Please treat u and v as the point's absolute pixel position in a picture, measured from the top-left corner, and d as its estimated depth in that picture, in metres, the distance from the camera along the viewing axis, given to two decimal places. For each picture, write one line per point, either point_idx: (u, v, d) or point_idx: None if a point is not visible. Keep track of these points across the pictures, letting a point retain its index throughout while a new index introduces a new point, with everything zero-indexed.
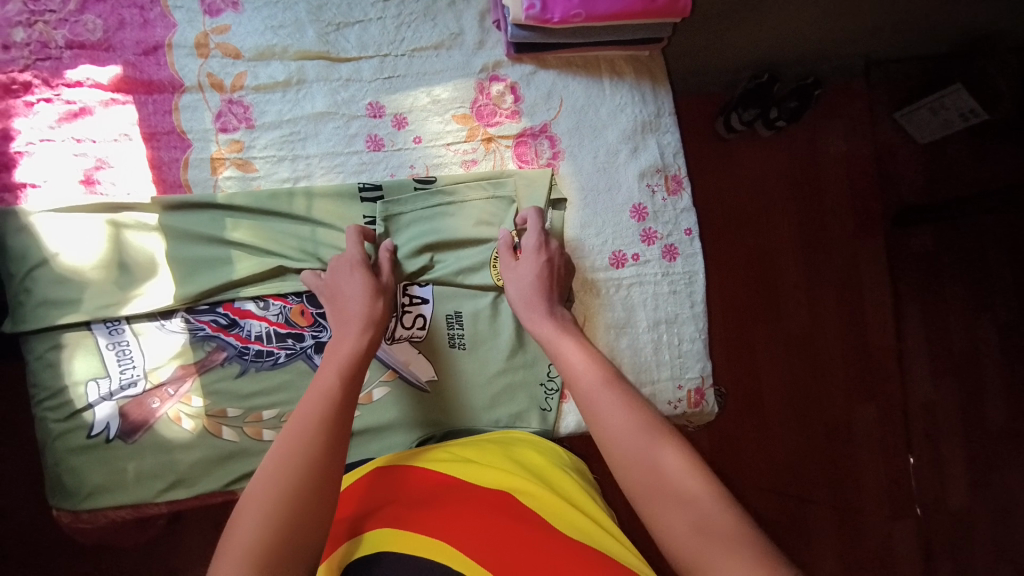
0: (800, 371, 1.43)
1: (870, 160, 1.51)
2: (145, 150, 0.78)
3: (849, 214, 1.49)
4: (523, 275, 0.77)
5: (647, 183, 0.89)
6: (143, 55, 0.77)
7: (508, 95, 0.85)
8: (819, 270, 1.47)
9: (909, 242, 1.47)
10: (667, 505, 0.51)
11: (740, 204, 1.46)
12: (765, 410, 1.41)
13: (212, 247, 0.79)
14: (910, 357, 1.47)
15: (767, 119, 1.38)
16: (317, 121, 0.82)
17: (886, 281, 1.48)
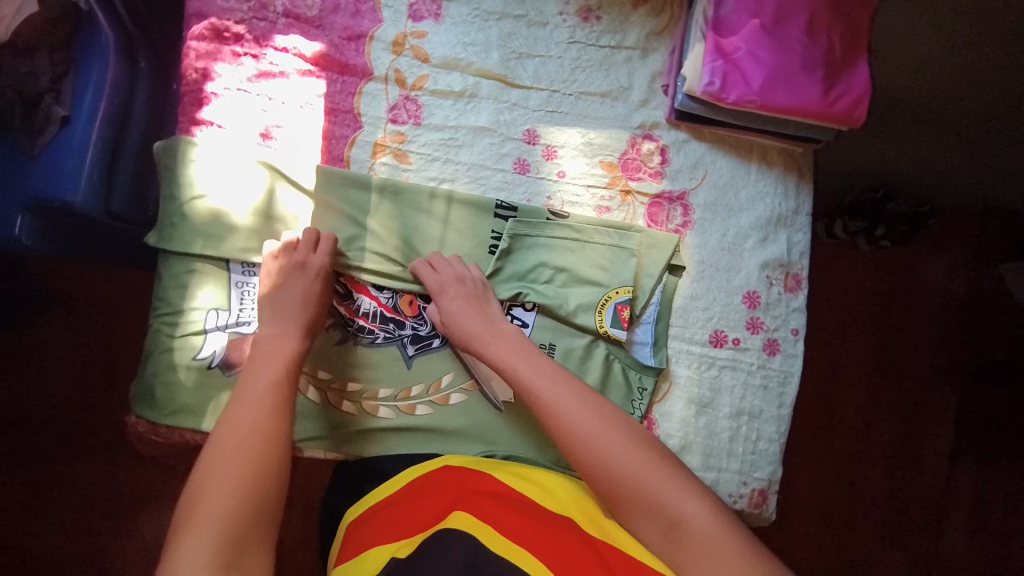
0: (843, 499, 1.35)
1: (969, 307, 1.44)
2: (323, 122, 0.84)
3: (933, 355, 1.42)
4: (451, 308, 0.80)
5: (768, 275, 0.89)
6: (346, 40, 0.85)
7: (657, 156, 0.88)
8: (887, 402, 1.40)
9: (989, 402, 1.40)
10: (639, 512, 0.65)
11: (824, 313, 1.42)
12: (798, 528, 1.33)
13: (351, 221, 0.84)
14: (962, 523, 1.36)
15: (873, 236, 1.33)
16: (476, 134, 0.86)
17: (956, 437, 1.40)
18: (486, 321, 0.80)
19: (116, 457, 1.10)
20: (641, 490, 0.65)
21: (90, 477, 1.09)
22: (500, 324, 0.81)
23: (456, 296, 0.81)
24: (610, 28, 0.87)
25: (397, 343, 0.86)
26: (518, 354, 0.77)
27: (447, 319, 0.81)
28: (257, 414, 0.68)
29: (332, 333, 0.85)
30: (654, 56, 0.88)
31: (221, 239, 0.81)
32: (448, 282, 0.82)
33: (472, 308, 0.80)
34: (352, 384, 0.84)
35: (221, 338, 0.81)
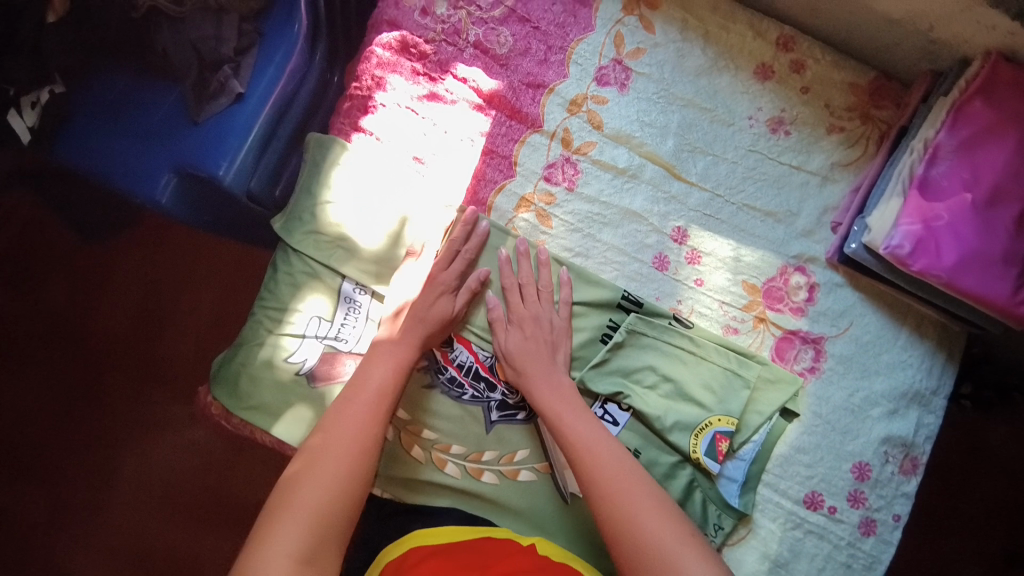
0: None
1: None
2: (477, 161, 0.81)
3: None
4: (512, 346, 0.76)
5: (886, 451, 0.82)
6: (525, 86, 0.81)
7: (803, 292, 0.82)
8: None
9: None
10: None
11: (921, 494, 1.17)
12: None
13: (472, 269, 0.80)
14: None
15: None
16: (626, 216, 0.82)
17: None
18: (546, 371, 0.75)
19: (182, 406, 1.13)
20: None
21: (155, 420, 1.13)
22: (557, 374, 0.75)
23: (522, 339, 0.76)
24: (798, 146, 0.81)
25: (483, 404, 0.82)
26: (573, 412, 0.71)
27: (509, 353, 0.76)
28: (373, 399, 0.66)
29: (425, 375, 0.82)
30: (834, 187, 0.81)
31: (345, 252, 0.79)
32: (526, 320, 0.77)
33: (535, 347, 0.76)
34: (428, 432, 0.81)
35: (315, 349, 0.78)
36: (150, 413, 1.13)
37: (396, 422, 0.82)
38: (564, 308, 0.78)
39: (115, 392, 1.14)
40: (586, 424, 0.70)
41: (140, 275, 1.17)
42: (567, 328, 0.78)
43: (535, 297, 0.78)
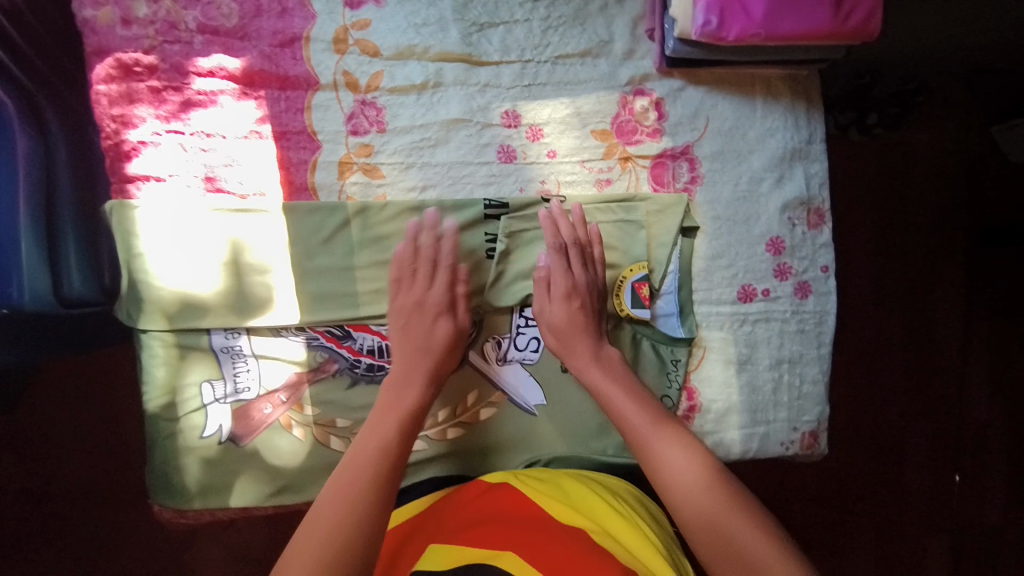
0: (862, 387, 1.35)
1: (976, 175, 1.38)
2: (274, 150, 0.74)
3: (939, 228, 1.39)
4: (553, 314, 0.74)
5: (789, 216, 0.83)
6: (279, 47, 0.74)
7: (652, 112, 0.79)
8: (896, 289, 1.37)
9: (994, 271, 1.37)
10: (715, 557, 0.56)
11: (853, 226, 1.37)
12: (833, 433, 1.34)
13: (332, 257, 0.76)
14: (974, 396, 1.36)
15: (864, 125, 1.31)
16: (449, 128, 0.77)
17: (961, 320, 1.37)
18: (584, 338, 0.73)
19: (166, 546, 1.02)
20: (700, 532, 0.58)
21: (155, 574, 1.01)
22: (604, 347, 0.73)
23: (569, 310, 0.73)
24: None
25: None
26: (577, 334, 0.73)
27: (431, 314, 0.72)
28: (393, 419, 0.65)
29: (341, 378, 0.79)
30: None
31: (202, 307, 0.74)
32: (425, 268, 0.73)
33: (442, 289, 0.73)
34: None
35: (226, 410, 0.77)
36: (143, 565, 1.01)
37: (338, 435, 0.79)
38: (598, 265, 0.77)
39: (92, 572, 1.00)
40: (625, 388, 0.69)
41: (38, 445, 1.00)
42: (602, 288, 0.77)
43: (582, 263, 0.75)
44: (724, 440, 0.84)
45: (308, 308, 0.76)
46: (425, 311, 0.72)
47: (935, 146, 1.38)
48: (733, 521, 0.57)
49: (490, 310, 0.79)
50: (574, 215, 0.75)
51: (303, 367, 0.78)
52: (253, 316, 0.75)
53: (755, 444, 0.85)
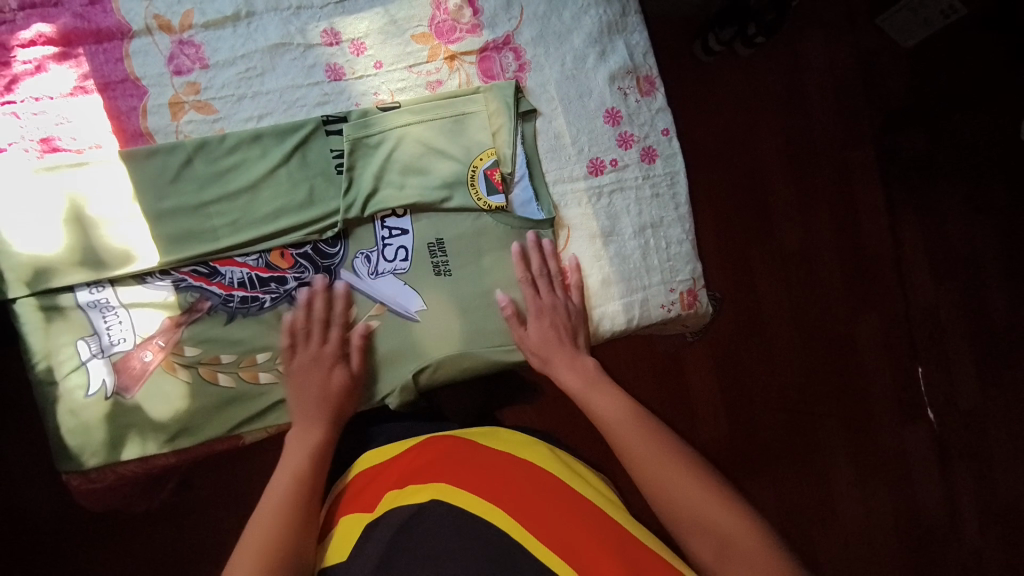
0: (794, 290, 1.76)
1: (856, 67, 1.83)
2: (102, 102, 0.76)
3: (816, 120, 1.81)
4: (532, 342, 0.82)
5: (619, 86, 0.87)
6: (90, 6, 0.76)
7: (466, 9, 0.83)
8: (809, 186, 1.80)
9: (899, 145, 1.81)
10: (679, 485, 0.68)
11: (711, 144, 1.75)
12: (766, 318, 1.74)
13: (181, 197, 0.78)
14: (868, 238, 1.81)
15: (745, 36, 1.66)
16: (272, 55, 0.79)
17: (879, 189, 1.83)
18: (559, 334, 0.82)
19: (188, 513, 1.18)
20: (676, 503, 0.68)
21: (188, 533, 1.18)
22: (581, 358, 0.83)
23: (542, 330, 0.82)
24: None
25: (287, 299, 0.81)
26: (560, 331, 0.83)
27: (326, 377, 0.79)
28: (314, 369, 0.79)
29: (214, 313, 0.79)
30: None
31: (61, 268, 0.75)
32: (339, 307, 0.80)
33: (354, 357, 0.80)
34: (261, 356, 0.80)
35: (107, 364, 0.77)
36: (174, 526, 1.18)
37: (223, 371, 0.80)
38: (576, 291, 0.85)
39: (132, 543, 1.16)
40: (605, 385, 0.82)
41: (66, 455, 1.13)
42: (580, 309, 0.85)
43: (551, 291, 0.83)
44: (605, 313, 0.87)
45: (166, 251, 0.77)
46: (320, 364, 0.79)
47: (831, 59, 1.82)
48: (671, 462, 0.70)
49: (392, 211, 0.82)
50: (546, 248, 0.84)
51: (174, 312, 0.78)
52: (113, 268, 0.76)
53: (637, 310, 0.88)
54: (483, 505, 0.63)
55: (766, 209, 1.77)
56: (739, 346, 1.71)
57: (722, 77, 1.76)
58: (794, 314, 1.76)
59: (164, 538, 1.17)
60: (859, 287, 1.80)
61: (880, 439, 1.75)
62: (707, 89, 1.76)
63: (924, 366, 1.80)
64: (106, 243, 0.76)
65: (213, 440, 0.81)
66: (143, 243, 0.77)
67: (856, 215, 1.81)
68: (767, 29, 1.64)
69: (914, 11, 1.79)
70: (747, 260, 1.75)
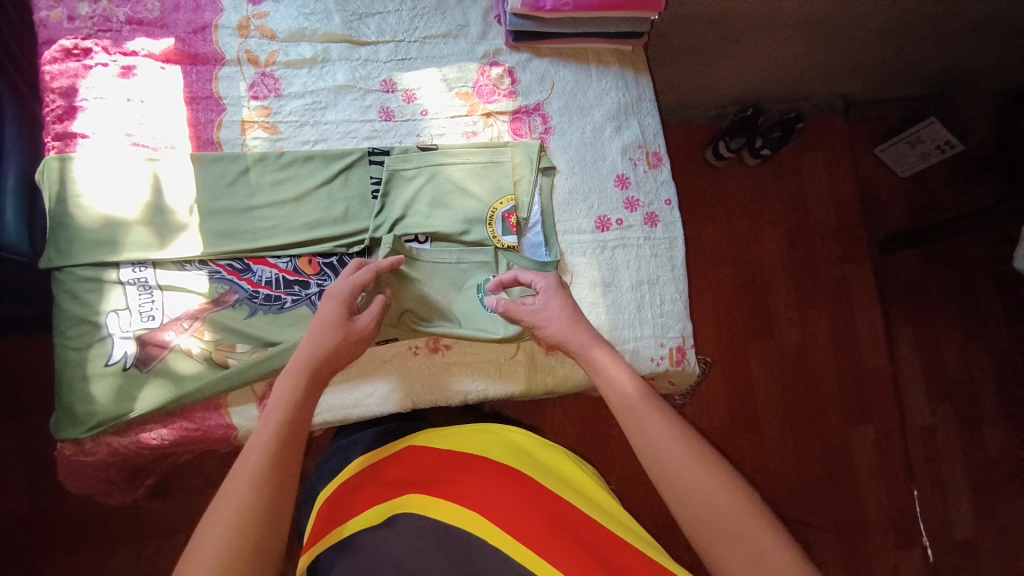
0: (796, 388, 1.79)
1: (855, 187, 1.99)
2: (185, 111, 0.88)
3: (816, 231, 1.93)
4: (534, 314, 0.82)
5: (630, 157, 0.98)
6: (192, 33, 0.90)
7: (506, 78, 0.97)
8: (807, 288, 1.88)
9: (897, 264, 1.92)
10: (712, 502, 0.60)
11: (718, 239, 1.87)
12: (761, 414, 1.75)
13: (234, 199, 0.88)
14: (866, 347, 1.86)
15: (754, 147, 1.84)
16: (336, 93, 0.93)
17: (878, 303, 1.90)
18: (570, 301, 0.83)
19: (153, 528, 1.14)
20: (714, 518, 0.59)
21: (145, 549, 1.13)
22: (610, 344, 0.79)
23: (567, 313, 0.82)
24: None
25: (307, 302, 0.87)
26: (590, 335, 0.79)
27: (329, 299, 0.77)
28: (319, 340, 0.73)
29: (237, 302, 0.85)
30: None
31: (116, 245, 0.83)
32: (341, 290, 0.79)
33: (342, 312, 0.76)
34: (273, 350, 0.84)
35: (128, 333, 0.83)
36: (134, 541, 1.12)
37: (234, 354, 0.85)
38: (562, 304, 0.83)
39: (86, 553, 1.11)
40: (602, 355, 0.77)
41: (50, 446, 1.13)
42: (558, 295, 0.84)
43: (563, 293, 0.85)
44: None
45: (211, 242, 0.86)
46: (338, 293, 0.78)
47: (833, 176, 1.98)
48: (677, 457, 0.63)
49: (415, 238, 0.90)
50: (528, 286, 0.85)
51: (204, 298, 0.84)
52: (161, 250, 0.84)
53: (627, 359, 0.93)
54: (454, 509, 0.66)
55: (767, 308, 1.84)
56: (732, 437, 1.71)
57: (731, 181, 1.93)
58: (788, 414, 1.77)
59: (124, 554, 1.12)
60: (856, 398, 1.82)
61: (874, 558, 1.69)
62: (716, 191, 1.91)
63: (920, 487, 1.77)
64: (160, 229, 0.85)
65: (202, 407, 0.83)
66: (191, 234, 0.86)
67: (853, 322, 1.88)
68: (774, 143, 1.81)
69: (912, 143, 1.90)
70: (745, 352, 1.79)
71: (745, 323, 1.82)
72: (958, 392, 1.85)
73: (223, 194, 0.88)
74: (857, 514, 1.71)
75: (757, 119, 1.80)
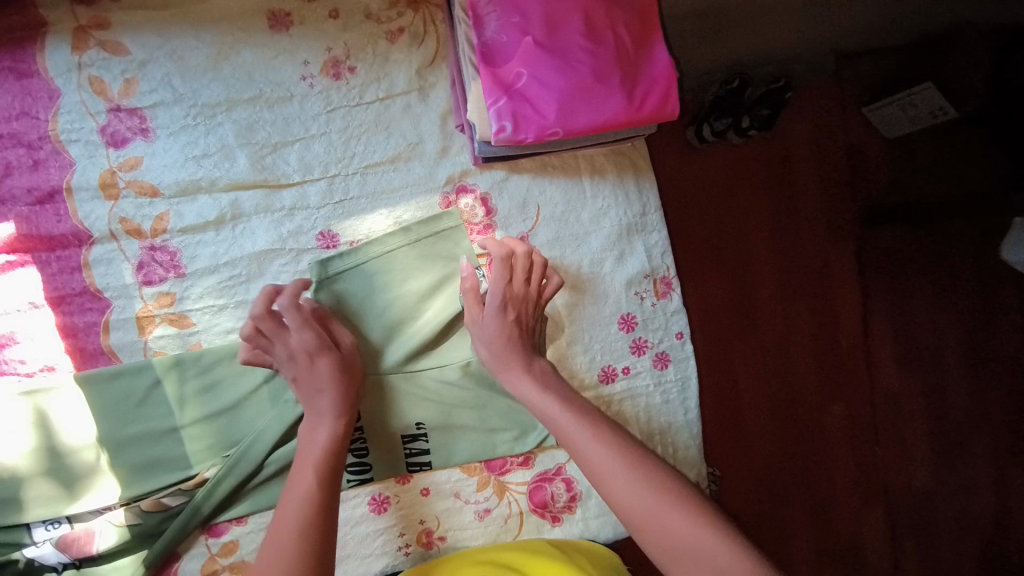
0: (779, 379, 1.22)
1: (839, 138, 1.30)
2: (55, 317, 0.65)
3: (821, 211, 1.28)
4: (530, 395, 0.68)
5: (636, 290, 0.82)
6: (38, 205, 0.64)
7: (479, 209, 0.76)
8: (788, 251, 1.25)
9: (879, 239, 1.29)
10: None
11: (691, 189, 1.22)
12: (750, 414, 1.19)
13: (149, 421, 0.68)
14: (873, 318, 1.29)
15: (740, 128, 1.16)
16: (260, 261, 0.70)
17: (858, 294, 1.28)
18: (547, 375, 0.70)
19: None
20: None
21: None
22: (537, 361, 0.71)
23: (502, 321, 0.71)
24: (371, 77, 0.71)
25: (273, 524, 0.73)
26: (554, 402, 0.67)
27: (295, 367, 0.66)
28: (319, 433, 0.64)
29: (176, 501, 0.69)
30: (435, 93, 0.73)
31: (12, 504, 0.65)
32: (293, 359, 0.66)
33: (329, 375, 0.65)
34: (228, 521, 0.72)
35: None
36: None
37: None
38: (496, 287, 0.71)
39: None
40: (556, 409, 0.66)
41: None
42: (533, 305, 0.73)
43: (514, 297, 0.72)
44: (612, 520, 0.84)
45: (130, 482, 0.68)
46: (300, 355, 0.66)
47: (827, 129, 1.29)
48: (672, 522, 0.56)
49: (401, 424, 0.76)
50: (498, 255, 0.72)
51: (131, 511, 0.67)
52: (73, 502, 0.67)
53: None
54: None
55: (748, 290, 1.21)
56: (727, 456, 1.18)
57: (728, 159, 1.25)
58: (772, 417, 1.21)
59: None
60: (837, 386, 1.25)
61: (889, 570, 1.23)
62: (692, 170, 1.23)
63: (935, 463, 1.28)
64: (64, 473, 0.66)
65: None
66: (105, 477, 0.67)
67: (807, 283, 1.25)
68: (764, 123, 1.16)
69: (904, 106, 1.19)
70: (723, 339, 1.20)
71: (728, 313, 1.20)
72: (932, 389, 1.30)
73: (135, 416, 0.68)
74: (872, 527, 1.23)
75: (746, 93, 1.14)
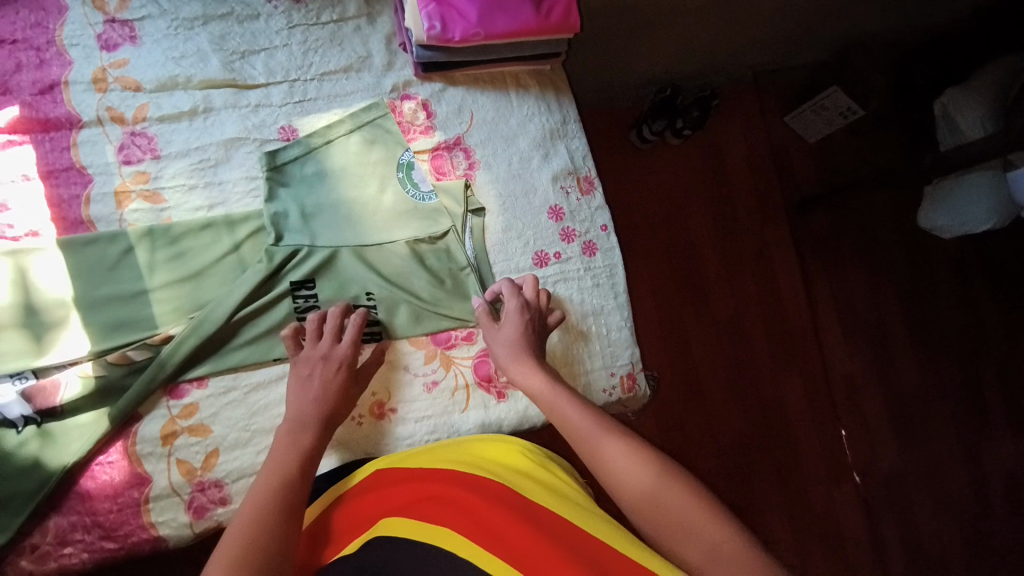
0: (729, 349, 1.47)
1: (770, 144, 1.60)
2: (43, 189, 0.74)
3: (752, 197, 1.56)
4: (528, 381, 0.72)
5: (561, 185, 0.94)
6: (39, 95, 0.75)
7: (420, 112, 0.89)
8: (728, 242, 1.53)
9: (811, 225, 1.57)
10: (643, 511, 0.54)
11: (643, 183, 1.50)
12: (704, 377, 1.44)
13: (121, 284, 0.75)
14: (818, 292, 1.56)
15: (676, 129, 1.45)
16: (228, 147, 0.81)
17: (795, 261, 1.55)
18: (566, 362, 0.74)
19: None
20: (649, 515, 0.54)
21: None
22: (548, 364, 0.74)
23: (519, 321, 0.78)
24: (326, 3, 0.87)
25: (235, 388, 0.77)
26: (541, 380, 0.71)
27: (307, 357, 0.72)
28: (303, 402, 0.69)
29: (141, 356, 0.73)
30: (381, 19, 0.89)
31: None
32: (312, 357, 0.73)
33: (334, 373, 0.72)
34: (189, 383, 0.75)
35: (19, 441, 0.68)
36: None
37: (147, 446, 0.72)
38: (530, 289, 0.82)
39: None
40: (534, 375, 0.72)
41: None
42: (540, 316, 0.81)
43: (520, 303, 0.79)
44: None
45: (100, 337, 0.73)
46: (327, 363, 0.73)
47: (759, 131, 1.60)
48: (625, 464, 0.57)
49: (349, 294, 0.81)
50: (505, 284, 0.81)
51: (99, 363, 0.72)
52: (42, 355, 0.70)
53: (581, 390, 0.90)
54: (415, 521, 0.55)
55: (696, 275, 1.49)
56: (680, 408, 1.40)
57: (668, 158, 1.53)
58: (728, 377, 1.45)
59: None
60: (790, 362, 1.50)
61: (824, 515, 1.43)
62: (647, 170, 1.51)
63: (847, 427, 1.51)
64: (37, 327, 0.71)
65: (106, 439, 0.71)
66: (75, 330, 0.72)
67: (742, 264, 1.53)
68: (696, 124, 1.45)
69: (817, 110, 1.54)
70: (675, 308, 1.47)
71: (681, 295, 1.47)
72: (882, 348, 1.57)
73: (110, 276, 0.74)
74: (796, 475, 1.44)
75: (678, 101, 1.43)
